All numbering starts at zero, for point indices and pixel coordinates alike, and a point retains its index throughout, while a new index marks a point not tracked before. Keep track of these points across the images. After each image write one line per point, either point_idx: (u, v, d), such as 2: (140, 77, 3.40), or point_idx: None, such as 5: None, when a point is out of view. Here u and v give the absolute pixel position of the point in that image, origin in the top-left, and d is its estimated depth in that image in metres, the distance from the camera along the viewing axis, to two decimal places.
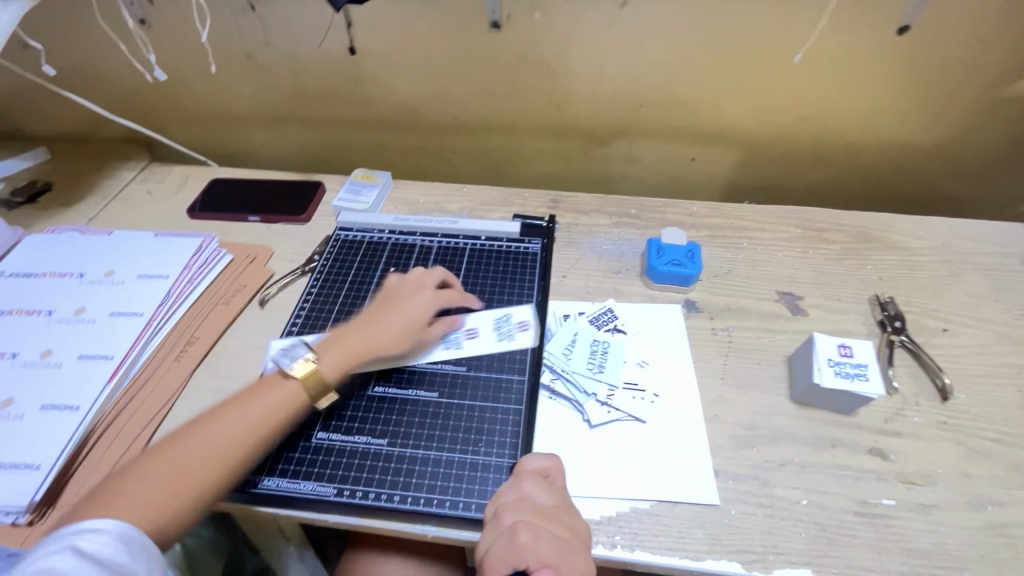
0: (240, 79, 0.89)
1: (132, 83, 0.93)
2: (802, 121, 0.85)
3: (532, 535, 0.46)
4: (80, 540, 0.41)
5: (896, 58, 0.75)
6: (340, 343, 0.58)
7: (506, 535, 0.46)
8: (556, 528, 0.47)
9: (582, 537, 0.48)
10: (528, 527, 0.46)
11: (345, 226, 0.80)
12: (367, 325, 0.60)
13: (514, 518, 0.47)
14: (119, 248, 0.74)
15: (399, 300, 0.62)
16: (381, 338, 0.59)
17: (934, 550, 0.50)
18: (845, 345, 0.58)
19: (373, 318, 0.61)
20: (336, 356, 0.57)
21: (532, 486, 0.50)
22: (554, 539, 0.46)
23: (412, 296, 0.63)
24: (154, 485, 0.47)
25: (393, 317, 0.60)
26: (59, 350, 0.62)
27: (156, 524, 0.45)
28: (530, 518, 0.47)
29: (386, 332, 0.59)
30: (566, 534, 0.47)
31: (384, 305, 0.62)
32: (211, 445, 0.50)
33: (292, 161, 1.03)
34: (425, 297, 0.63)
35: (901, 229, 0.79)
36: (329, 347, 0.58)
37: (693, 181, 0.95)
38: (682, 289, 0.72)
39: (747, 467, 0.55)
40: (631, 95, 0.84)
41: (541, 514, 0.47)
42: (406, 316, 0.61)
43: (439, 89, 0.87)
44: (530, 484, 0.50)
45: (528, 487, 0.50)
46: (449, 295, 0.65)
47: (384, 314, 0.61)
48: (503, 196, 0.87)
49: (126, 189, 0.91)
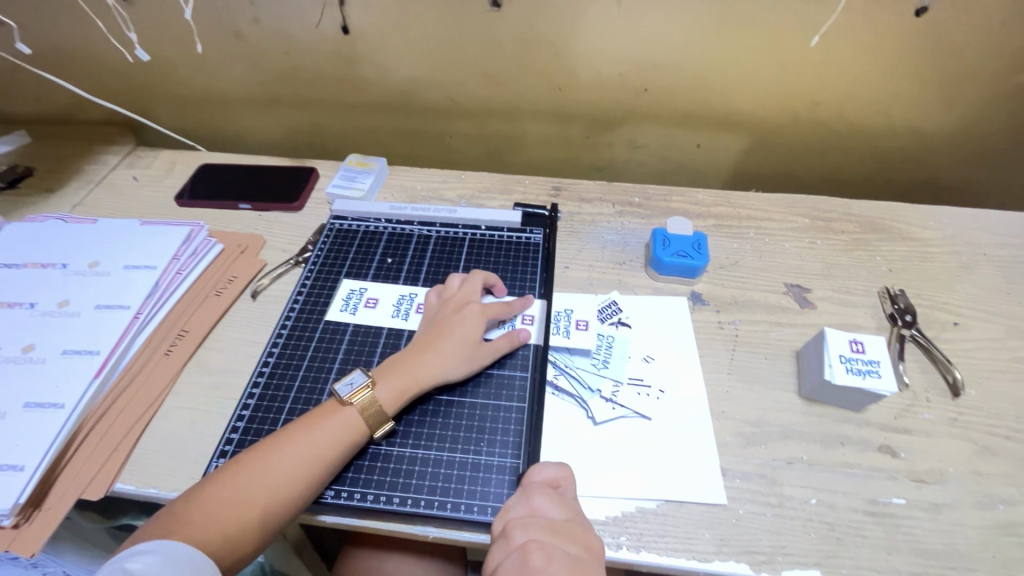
0: (228, 60, 0.86)
1: (114, 63, 0.89)
2: (812, 107, 0.82)
3: (545, 554, 0.42)
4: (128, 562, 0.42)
5: (913, 42, 0.72)
6: (398, 370, 0.55)
7: (517, 554, 0.42)
8: (569, 545, 0.44)
9: (596, 556, 0.44)
10: (541, 545, 0.43)
11: (339, 214, 0.77)
12: (422, 349, 0.56)
13: (525, 535, 0.44)
14: (103, 238, 0.71)
15: (451, 321, 0.59)
16: (439, 363, 0.56)
17: (944, 551, 0.49)
18: (857, 340, 0.57)
19: (426, 344, 0.57)
20: (395, 385, 0.54)
21: (543, 499, 0.47)
22: (568, 558, 0.43)
23: (462, 315, 0.60)
24: (232, 505, 0.46)
25: (447, 339, 0.57)
26: (42, 345, 0.60)
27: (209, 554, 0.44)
28: (543, 536, 0.44)
29: (442, 356, 0.56)
30: (581, 552, 0.44)
31: (435, 328, 0.58)
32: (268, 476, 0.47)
33: (285, 146, 1.00)
34: (473, 312, 0.60)
35: (911, 219, 0.77)
36: (386, 373, 0.55)
37: (697, 168, 0.93)
38: (688, 281, 0.70)
39: (755, 465, 0.54)
40: (636, 78, 0.80)
41: (554, 531, 0.44)
42: (459, 338, 0.57)
43: (436, 71, 0.83)
44: (540, 498, 0.47)
45: (538, 501, 0.47)
46: (497, 307, 0.61)
47: (437, 337, 0.57)
48: (503, 183, 0.84)
49: (111, 174, 0.87)
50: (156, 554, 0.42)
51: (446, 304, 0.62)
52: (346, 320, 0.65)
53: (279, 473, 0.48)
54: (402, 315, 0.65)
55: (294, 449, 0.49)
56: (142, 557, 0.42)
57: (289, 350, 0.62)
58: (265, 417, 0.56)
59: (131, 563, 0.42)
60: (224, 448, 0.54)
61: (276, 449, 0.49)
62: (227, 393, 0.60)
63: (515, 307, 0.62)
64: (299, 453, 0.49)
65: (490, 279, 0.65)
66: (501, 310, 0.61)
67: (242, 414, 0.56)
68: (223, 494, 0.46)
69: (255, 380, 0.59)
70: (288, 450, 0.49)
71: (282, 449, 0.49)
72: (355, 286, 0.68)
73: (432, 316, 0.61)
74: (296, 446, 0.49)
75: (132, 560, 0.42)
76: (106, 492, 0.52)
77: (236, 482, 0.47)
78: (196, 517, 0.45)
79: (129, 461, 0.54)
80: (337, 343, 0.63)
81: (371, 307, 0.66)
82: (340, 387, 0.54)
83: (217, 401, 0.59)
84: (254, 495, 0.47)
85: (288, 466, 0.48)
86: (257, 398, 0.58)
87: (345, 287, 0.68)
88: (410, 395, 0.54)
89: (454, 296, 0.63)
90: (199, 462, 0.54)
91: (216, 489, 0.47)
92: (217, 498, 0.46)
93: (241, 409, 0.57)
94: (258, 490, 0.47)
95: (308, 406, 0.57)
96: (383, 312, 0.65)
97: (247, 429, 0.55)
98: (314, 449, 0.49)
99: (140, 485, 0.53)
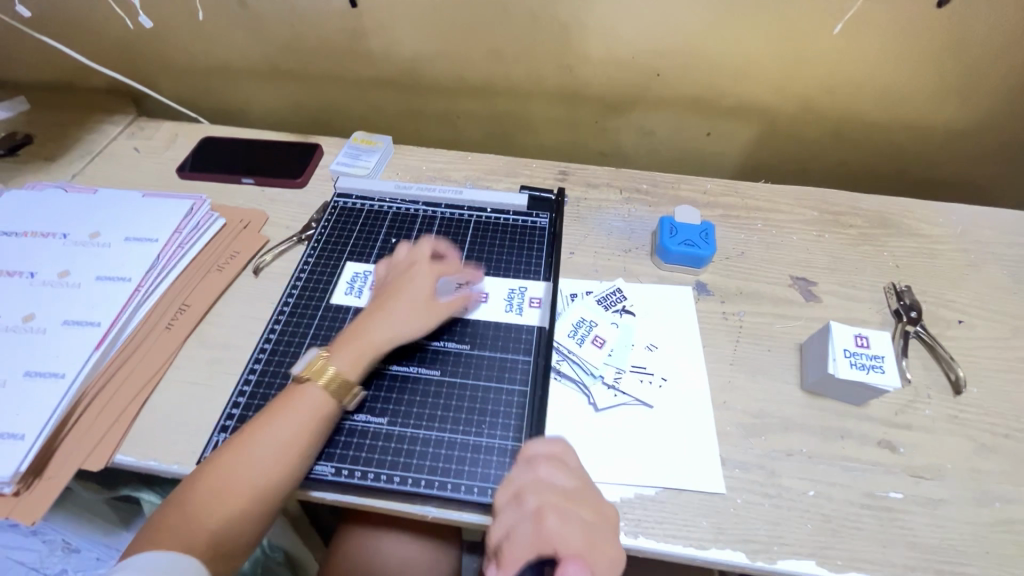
0: (232, 30, 0.84)
1: (115, 30, 0.87)
2: (826, 97, 0.80)
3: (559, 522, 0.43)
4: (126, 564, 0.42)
5: (932, 34, 0.70)
6: (350, 337, 0.54)
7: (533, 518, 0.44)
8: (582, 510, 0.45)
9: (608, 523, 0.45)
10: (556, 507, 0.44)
11: (343, 192, 0.76)
12: (378, 315, 0.56)
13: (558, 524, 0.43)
14: (104, 208, 0.71)
15: (398, 284, 0.58)
16: (394, 326, 0.55)
17: (940, 545, 0.49)
18: (862, 335, 0.57)
19: (380, 307, 0.57)
20: (353, 351, 0.53)
21: (547, 468, 0.47)
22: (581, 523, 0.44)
23: (413, 276, 0.59)
24: (240, 493, 0.46)
25: (398, 302, 0.57)
26: (42, 315, 0.59)
27: (222, 542, 0.45)
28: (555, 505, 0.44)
29: (393, 317, 0.56)
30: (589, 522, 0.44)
31: (385, 294, 0.58)
32: (275, 464, 0.47)
33: (288, 121, 0.98)
34: (424, 272, 0.60)
35: (920, 215, 0.77)
36: (339, 341, 0.54)
37: (706, 157, 0.92)
38: (693, 270, 0.69)
39: (755, 456, 0.54)
40: (648, 63, 0.79)
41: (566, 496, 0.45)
42: (410, 300, 0.57)
43: (445, 47, 0.82)
44: (545, 469, 0.47)
45: (543, 470, 0.47)
46: (446, 268, 0.61)
47: (387, 300, 0.57)
48: (509, 165, 0.83)
49: (112, 144, 0.86)
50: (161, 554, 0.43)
51: (396, 271, 0.61)
52: (351, 303, 0.64)
53: (288, 458, 0.48)
54: None
55: (287, 427, 0.49)
56: (139, 564, 0.42)
57: (290, 328, 0.62)
58: (266, 395, 0.56)
59: (128, 571, 0.41)
60: (225, 423, 0.54)
61: (268, 430, 0.49)
62: (228, 368, 0.59)
63: (463, 269, 0.63)
64: (295, 432, 0.49)
65: (436, 243, 0.65)
66: (451, 272, 0.61)
67: (243, 391, 0.57)
68: (229, 484, 0.46)
69: (257, 356, 0.59)
70: (283, 428, 0.49)
71: (275, 428, 0.49)
72: (360, 268, 0.67)
73: (385, 284, 0.61)
74: (299, 429, 0.49)
75: (129, 566, 0.41)
76: (107, 463, 0.52)
77: (242, 471, 0.47)
78: (205, 508, 0.45)
79: (129, 434, 0.54)
80: (339, 322, 0.62)
81: (376, 289, 0.65)
82: (296, 363, 0.53)
83: (218, 376, 0.59)
84: (260, 479, 0.47)
85: (286, 445, 0.48)
86: (258, 375, 0.58)
87: (350, 269, 0.67)
88: (372, 363, 0.54)
89: (402, 262, 0.62)
90: (199, 436, 0.54)
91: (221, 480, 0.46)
92: (224, 488, 0.46)
93: (242, 386, 0.57)
94: (262, 474, 0.47)
95: None
96: None
97: (248, 405, 0.55)
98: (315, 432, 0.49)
99: (140, 457, 0.53)
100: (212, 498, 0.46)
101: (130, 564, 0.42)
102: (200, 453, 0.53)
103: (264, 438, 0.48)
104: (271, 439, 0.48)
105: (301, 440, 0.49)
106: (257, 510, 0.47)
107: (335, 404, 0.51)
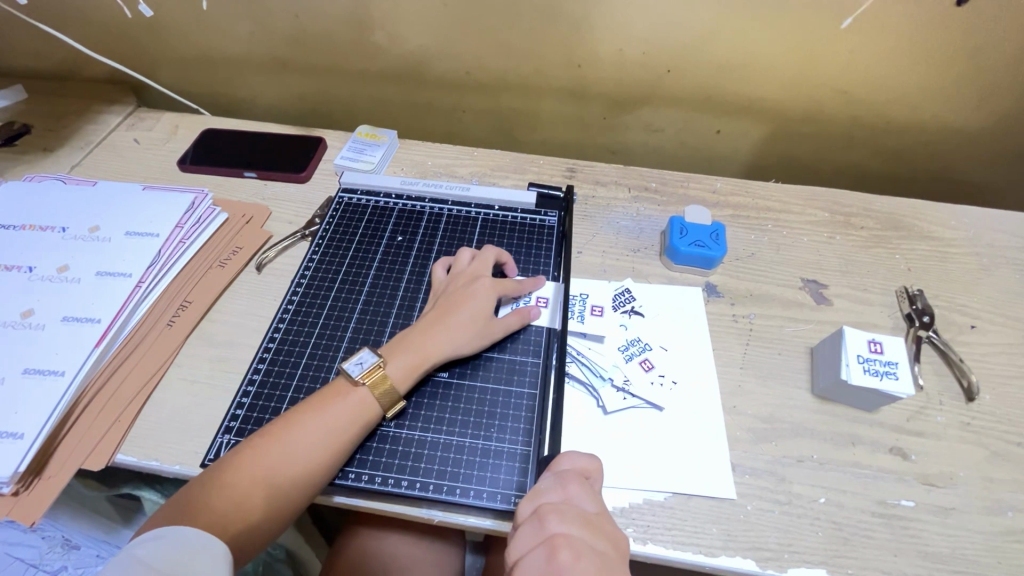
0: (234, 19, 0.82)
1: (116, 20, 0.85)
2: (839, 97, 0.79)
3: (573, 551, 0.39)
4: (139, 549, 0.40)
5: (949, 32, 0.69)
6: (407, 346, 0.54)
7: (543, 548, 0.40)
8: (598, 540, 0.41)
9: (622, 555, 0.42)
10: (569, 541, 0.40)
11: (348, 188, 0.75)
12: (434, 327, 0.55)
13: (557, 525, 0.41)
14: (104, 202, 0.69)
15: (461, 294, 0.58)
16: (450, 339, 0.55)
17: (952, 555, 0.48)
18: (876, 341, 0.56)
19: (436, 317, 0.56)
20: (406, 361, 0.53)
21: (576, 488, 0.45)
22: (596, 555, 0.40)
23: (473, 289, 0.59)
24: (247, 487, 0.45)
25: (458, 314, 0.56)
26: (42, 311, 0.58)
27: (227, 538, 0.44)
28: (573, 528, 0.41)
29: (453, 334, 0.55)
30: (609, 552, 0.41)
31: (446, 303, 0.58)
32: (287, 460, 0.46)
33: (291, 113, 0.97)
34: (484, 286, 0.59)
35: (933, 218, 0.76)
36: (394, 349, 0.54)
37: (714, 155, 0.90)
38: (703, 271, 0.68)
39: (765, 462, 0.53)
40: (658, 59, 0.77)
41: (587, 524, 0.42)
42: (471, 312, 0.57)
43: (452, 41, 0.80)
44: (575, 487, 0.45)
45: (571, 490, 0.44)
46: (508, 283, 0.60)
47: (449, 311, 0.57)
48: (516, 162, 0.82)
49: (111, 136, 0.84)
50: (166, 540, 0.41)
51: (457, 278, 0.61)
52: (356, 300, 0.63)
53: (298, 455, 0.47)
54: (417, 292, 0.64)
55: (310, 430, 0.48)
56: (147, 543, 0.41)
57: (295, 326, 0.61)
58: (271, 395, 0.55)
59: (137, 550, 0.40)
60: (229, 424, 0.53)
61: (290, 432, 0.48)
62: (231, 367, 0.58)
63: (526, 285, 0.62)
64: (315, 433, 0.48)
65: (502, 256, 0.64)
66: (511, 287, 0.60)
67: (247, 391, 0.56)
68: (242, 478, 0.46)
69: (261, 356, 0.58)
70: (304, 429, 0.48)
71: (299, 429, 0.48)
72: (365, 265, 0.67)
73: (445, 292, 0.60)
74: (312, 426, 0.48)
75: (139, 546, 0.41)
76: (108, 464, 0.51)
77: (251, 463, 0.46)
78: (212, 501, 0.45)
79: (130, 433, 0.53)
80: (345, 321, 0.61)
81: (381, 285, 0.65)
82: (349, 365, 0.53)
83: (220, 374, 0.58)
84: (268, 479, 0.46)
85: (306, 449, 0.47)
86: (262, 374, 0.57)
87: (354, 266, 0.66)
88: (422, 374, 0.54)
89: (464, 270, 0.62)
90: (203, 437, 0.53)
91: (231, 473, 0.46)
92: (232, 481, 0.45)
93: (246, 386, 0.56)
94: (274, 473, 0.46)
95: (315, 385, 0.56)
96: (396, 290, 0.64)
97: (253, 406, 0.54)
98: (330, 430, 0.48)
99: (142, 457, 0.52)
100: (221, 490, 0.45)
101: (138, 547, 0.40)
102: (204, 454, 0.52)
103: (286, 438, 0.47)
104: (286, 434, 0.48)
105: (321, 443, 0.48)
106: (265, 508, 0.46)
107: (369, 406, 0.51)
